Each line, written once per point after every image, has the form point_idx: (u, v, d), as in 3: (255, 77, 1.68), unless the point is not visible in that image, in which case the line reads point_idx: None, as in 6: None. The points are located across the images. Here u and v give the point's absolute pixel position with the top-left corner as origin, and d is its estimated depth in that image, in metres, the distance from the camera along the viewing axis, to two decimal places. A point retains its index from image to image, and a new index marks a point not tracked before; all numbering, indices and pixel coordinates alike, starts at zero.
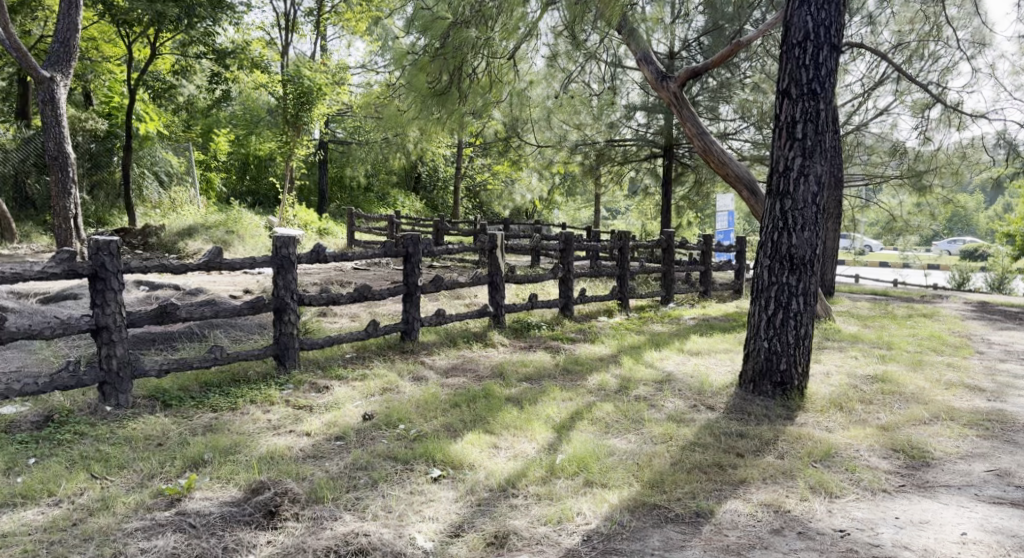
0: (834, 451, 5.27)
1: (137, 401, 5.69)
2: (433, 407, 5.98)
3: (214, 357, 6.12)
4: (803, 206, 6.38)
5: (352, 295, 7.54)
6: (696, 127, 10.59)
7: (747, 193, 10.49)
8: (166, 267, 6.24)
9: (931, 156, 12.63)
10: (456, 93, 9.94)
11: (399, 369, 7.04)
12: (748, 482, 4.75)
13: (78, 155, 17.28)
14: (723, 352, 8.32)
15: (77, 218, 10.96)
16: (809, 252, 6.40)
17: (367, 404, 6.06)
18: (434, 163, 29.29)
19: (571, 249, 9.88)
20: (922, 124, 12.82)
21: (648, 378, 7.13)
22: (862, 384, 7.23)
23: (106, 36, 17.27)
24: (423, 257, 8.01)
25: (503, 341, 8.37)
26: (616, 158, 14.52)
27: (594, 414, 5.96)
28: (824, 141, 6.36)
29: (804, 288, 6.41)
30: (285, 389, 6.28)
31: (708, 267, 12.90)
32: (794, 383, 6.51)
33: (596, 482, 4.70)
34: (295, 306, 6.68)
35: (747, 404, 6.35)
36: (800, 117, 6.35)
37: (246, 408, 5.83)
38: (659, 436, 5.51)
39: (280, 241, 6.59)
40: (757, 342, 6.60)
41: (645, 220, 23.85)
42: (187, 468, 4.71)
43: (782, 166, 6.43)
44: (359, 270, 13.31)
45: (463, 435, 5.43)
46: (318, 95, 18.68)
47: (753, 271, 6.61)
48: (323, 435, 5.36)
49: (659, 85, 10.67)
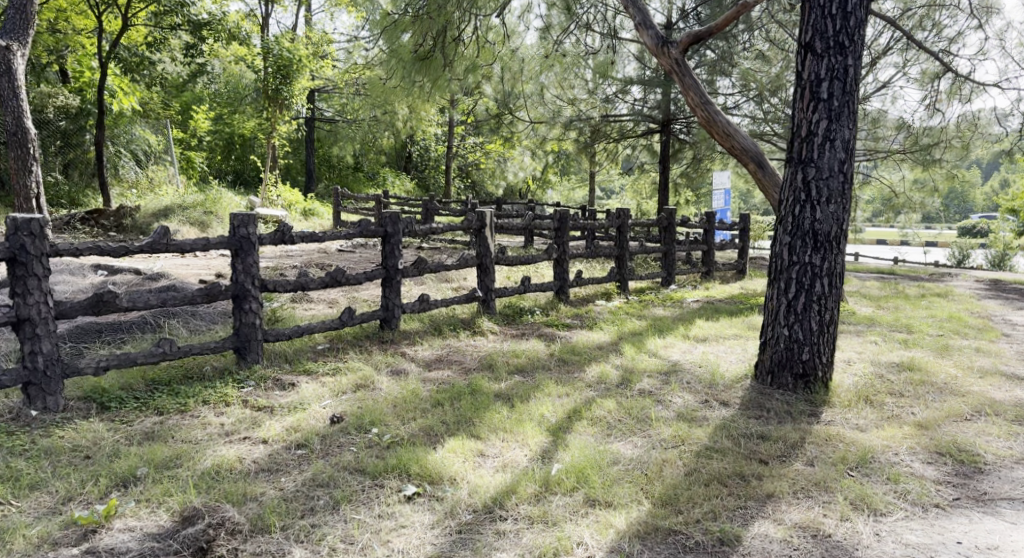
0: (872, 456, 4.57)
1: (70, 404, 4.99)
2: (412, 407, 5.27)
3: (162, 351, 5.41)
4: (829, 175, 5.67)
5: (324, 279, 6.78)
6: (698, 96, 9.72)
7: (754, 166, 9.75)
8: (104, 250, 5.49)
9: (935, 127, 11.86)
10: (441, 56, 9.16)
11: (376, 362, 6.33)
12: (777, 497, 4.06)
13: (49, 133, 16.45)
14: (733, 339, 7.63)
15: (40, 198, 10.09)
16: (834, 228, 5.69)
17: (337, 403, 5.36)
18: (424, 141, 28.46)
19: (566, 228, 9.11)
20: (928, 97, 12.07)
21: (652, 369, 6.43)
22: (888, 373, 6.54)
23: (75, 8, 15.80)
24: (404, 237, 7.27)
25: (493, 328, 7.65)
26: (612, 135, 13.54)
27: (594, 412, 5.26)
28: (851, 101, 5.64)
29: (830, 267, 5.69)
30: (244, 387, 5.56)
31: (710, 246, 12.17)
32: (818, 375, 5.79)
33: (599, 500, 4.01)
34: (256, 293, 5.96)
35: (765, 398, 5.65)
36: (825, 75, 5.63)
37: (198, 410, 5.13)
38: (671, 440, 4.80)
39: (238, 220, 5.87)
40: (776, 329, 5.88)
41: (639, 199, 23.14)
42: (113, 487, 4.00)
43: (806, 130, 5.71)
44: (344, 252, 12.60)
45: (444, 441, 4.71)
46: (299, 68, 17.83)
47: (771, 250, 5.92)
48: (282, 443, 4.64)
49: (659, 51, 9.77)
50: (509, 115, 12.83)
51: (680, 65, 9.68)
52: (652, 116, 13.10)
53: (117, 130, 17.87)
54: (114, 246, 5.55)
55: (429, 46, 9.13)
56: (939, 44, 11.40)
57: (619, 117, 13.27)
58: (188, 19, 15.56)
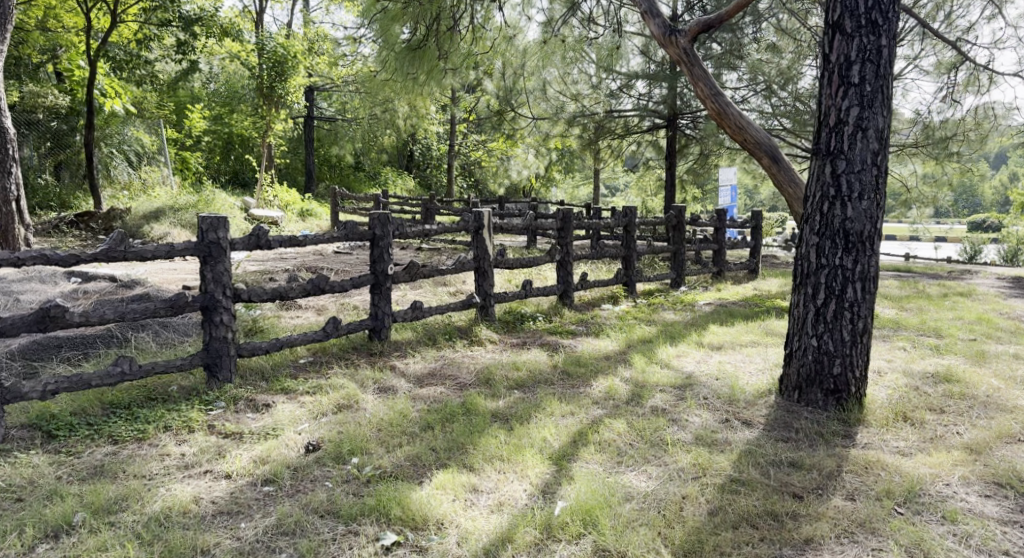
0: (922, 488, 4.01)
1: (10, 433, 4.48)
2: (399, 432, 4.70)
3: (120, 372, 4.90)
4: (861, 168, 5.09)
5: (305, 287, 6.20)
6: (708, 87, 9.09)
7: (768, 161, 9.15)
8: (52, 259, 4.97)
9: (951, 119, 11.23)
10: (434, 47, 8.60)
11: (362, 378, 5.76)
12: (816, 543, 3.64)
13: (39, 134, 15.90)
14: (750, 345, 7.05)
15: (20, 201, 9.50)
16: (867, 227, 5.11)
17: (315, 427, 4.80)
18: (426, 139, 27.81)
19: (570, 228, 8.51)
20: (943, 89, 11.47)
21: (665, 382, 5.86)
22: (924, 385, 5.95)
23: (67, 6, 15.13)
24: (393, 240, 6.68)
25: (493, 337, 7.09)
26: (617, 131, 12.86)
27: (602, 436, 4.68)
28: (885, 86, 5.06)
29: (862, 271, 5.12)
30: (212, 410, 5.00)
31: (721, 245, 11.61)
32: (851, 391, 5.21)
33: (611, 550, 3.59)
34: (228, 303, 5.40)
35: (792, 417, 5.08)
36: (856, 56, 5.05)
37: (158, 437, 4.58)
38: (690, 469, 4.23)
39: (206, 224, 5.32)
40: (803, 340, 5.30)
41: (644, 196, 22.47)
42: (41, 538, 3.60)
43: (835, 118, 5.13)
44: (341, 253, 12.17)
45: (432, 474, 4.16)
46: (294, 64, 17.19)
47: (796, 251, 5.35)
48: (248, 478, 4.12)
49: (667, 40, 9.12)
50: (511, 112, 12.24)
51: (689, 55, 9.02)
52: (658, 111, 12.41)
53: (109, 130, 17.32)
54: (64, 255, 5.03)
55: (422, 35, 8.60)
56: (954, 34, 10.82)
57: (624, 113, 12.63)
58: (177, 15, 14.94)
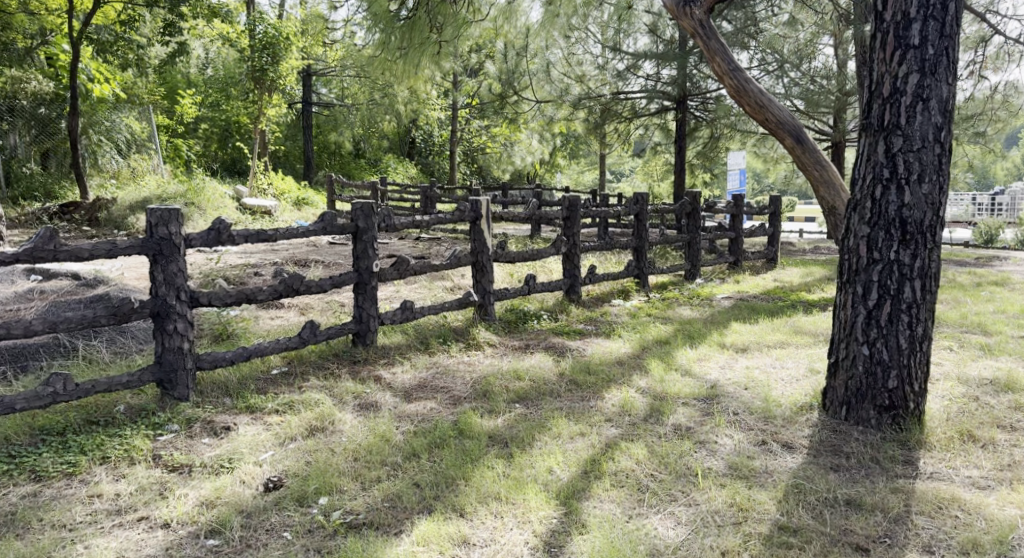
0: (1014, 537, 3.34)
1: None
2: (379, 461, 3.98)
3: (51, 393, 4.18)
4: (921, 146, 4.30)
5: (276, 287, 5.43)
6: (726, 61, 8.22)
7: (792, 143, 8.34)
8: None
9: (977, 97, 10.37)
10: (427, 18, 7.76)
11: (340, 392, 5.02)
12: None
13: (23, 121, 15.06)
14: (778, 347, 6.28)
15: None
16: (928, 215, 4.33)
17: (279, 455, 4.07)
18: (427, 126, 26.94)
19: (576, 217, 7.74)
20: (970, 64, 10.62)
21: (687, 394, 5.10)
22: (986, 395, 5.17)
23: None
24: (378, 233, 5.89)
25: (491, 340, 6.35)
26: (624, 113, 11.92)
27: (619, 465, 3.93)
28: (951, 49, 4.27)
29: (922, 268, 4.34)
30: (161, 435, 4.27)
31: (738, 233, 10.80)
32: (909, 407, 4.46)
33: None
34: (182, 309, 4.66)
35: (841, 440, 4.34)
36: (917, 14, 4.25)
37: (90, 471, 3.87)
38: (726, 513, 3.53)
39: (154, 218, 4.58)
40: (853, 347, 4.54)
41: (652, 181, 21.57)
42: None
43: (889, 88, 4.35)
44: (335, 245, 11.45)
45: (418, 521, 3.47)
46: (285, 46, 16.27)
47: (843, 243, 4.58)
48: (192, 529, 3.43)
49: (681, 11, 8.20)
50: (513, 96, 11.37)
51: (706, 27, 8.14)
52: (667, 93, 11.43)
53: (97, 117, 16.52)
54: None
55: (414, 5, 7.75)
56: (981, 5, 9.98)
57: (631, 95, 11.69)
58: None
